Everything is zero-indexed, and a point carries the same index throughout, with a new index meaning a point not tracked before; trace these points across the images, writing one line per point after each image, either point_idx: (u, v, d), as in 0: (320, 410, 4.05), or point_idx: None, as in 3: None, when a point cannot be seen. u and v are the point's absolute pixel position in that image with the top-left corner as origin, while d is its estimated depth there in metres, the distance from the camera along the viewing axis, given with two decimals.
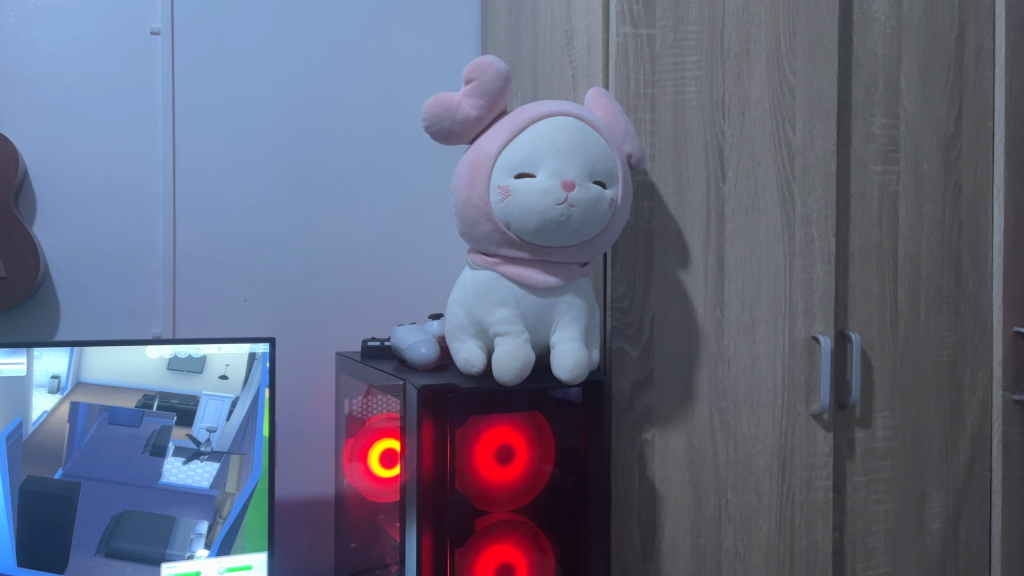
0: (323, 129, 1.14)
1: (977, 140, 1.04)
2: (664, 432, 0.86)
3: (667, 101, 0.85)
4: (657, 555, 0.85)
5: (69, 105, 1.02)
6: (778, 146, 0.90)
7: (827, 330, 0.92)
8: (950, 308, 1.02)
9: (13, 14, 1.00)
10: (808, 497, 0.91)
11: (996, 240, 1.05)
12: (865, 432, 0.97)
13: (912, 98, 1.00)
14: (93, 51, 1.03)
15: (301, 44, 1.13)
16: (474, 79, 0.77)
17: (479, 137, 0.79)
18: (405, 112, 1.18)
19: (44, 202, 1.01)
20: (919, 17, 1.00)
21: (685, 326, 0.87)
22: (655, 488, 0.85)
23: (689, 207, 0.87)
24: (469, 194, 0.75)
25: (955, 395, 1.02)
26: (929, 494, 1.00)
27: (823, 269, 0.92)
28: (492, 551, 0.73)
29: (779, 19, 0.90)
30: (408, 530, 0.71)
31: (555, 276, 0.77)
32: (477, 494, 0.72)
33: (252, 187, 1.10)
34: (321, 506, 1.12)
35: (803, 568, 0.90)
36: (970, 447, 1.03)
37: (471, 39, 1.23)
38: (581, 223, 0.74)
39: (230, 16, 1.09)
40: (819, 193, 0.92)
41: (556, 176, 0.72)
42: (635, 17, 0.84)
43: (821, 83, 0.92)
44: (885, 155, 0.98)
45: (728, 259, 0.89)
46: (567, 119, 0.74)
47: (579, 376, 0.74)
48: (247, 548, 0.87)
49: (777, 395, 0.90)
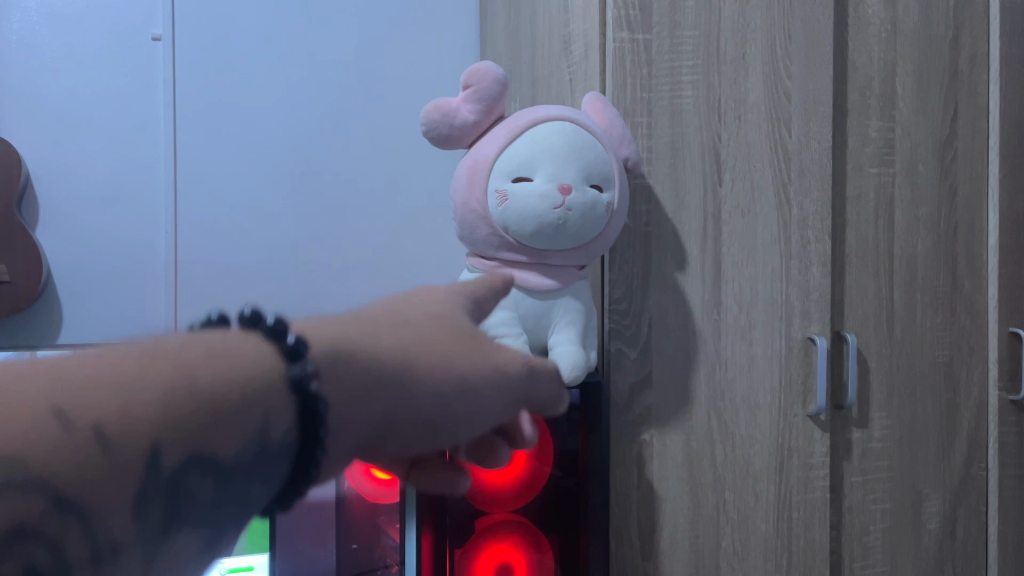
0: (324, 133, 1.15)
1: (973, 142, 1.05)
2: (662, 433, 0.86)
3: (664, 105, 0.86)
4: (656, 555, 0.86)
5: (72, 111, 1.03)
6: (774, 149, 0.91)
7: (823, 331, 0.93)
8: (947, 309, 1.03)
9: (15, 20, 1.00)
10: (805, 497, 0.91)
11: (992, 241, 1.06)
12: (863, 432, 0.97)
13: (907, 100, 1.01)
14: (95, 56, 1.03)
15: (300, 48, 1.14)
16: (473, 85, 0.77)
17: (477, 142, 0.80)
18: (405, 115, 1.19)
19: (46, 207, 1.02)
20: (914, 21, 1.00)
21: (683, 328, 0.87)
22: (655, 489, 0.86)
23: (686, 210, 0.87)
24: (467, 199, 0.76)
25: (953, 395, 1.03)
26: (927, 494, 1.01)
27: (819, 271, 0.93)
28: (491, 551, 0.74)
29: (775, 23, 0.90)
30: (409, 529, 0.72)
31: (553, 279, 0.78)
32: (477, 495, 0.74)
33: (253, 191, 1.11)
34: (322, 506, 1.12)
35: (801, 567, 0.91)
36: (968, 446, 1.04)
37: (468, 44, 1.25)
38: (579, 226, 0.74)
39: (230, 20, 1.10)
40: (814, 195, 0.93)
41: (554, 180, 0.73)
42: (631, 22, 0.84)
43: (817, 86, 0.93)
44: (881, 157, 0.99)
45: (725, 260, 0.89)
46: (564, 123, 0.75)
47: (578, 377, 0.74)
48: (249, 549, 0.87)
49: (774, 395, 0.91)
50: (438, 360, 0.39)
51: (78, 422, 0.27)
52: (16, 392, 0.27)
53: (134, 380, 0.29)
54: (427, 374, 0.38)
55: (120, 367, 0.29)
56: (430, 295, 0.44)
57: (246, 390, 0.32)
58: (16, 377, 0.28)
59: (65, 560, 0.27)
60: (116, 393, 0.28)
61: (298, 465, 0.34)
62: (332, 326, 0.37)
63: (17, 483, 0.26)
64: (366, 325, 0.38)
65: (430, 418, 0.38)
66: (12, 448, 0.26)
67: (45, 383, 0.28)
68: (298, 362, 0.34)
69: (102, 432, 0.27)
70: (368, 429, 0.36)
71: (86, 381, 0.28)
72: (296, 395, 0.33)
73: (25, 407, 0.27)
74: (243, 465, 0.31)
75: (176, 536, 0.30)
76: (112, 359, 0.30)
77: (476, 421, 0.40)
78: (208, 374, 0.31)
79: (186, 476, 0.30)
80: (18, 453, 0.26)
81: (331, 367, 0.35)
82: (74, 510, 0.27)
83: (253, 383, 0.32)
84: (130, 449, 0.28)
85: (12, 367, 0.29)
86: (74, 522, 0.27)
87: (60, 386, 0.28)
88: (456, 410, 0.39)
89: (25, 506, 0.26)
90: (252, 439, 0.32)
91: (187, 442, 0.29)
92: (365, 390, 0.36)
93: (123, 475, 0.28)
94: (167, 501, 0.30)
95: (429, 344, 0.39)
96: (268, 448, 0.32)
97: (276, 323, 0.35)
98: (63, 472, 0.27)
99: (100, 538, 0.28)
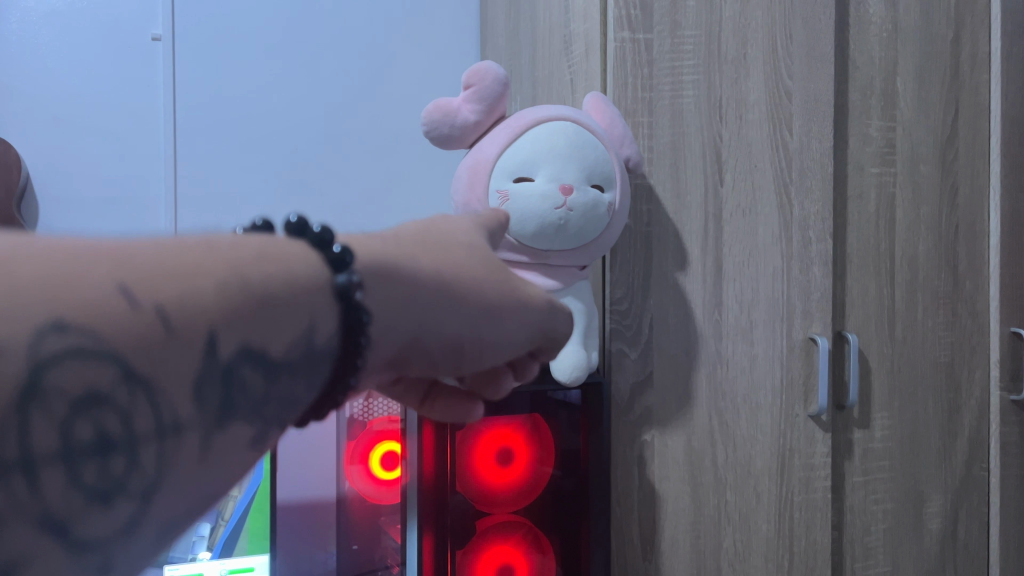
0: (324, 133, 1.15)
1: (974, 142, 1.05)
2: (663, 433, 0.86)
3: (665, 105, 0.86)
4: (657, 556, 0.85)
5: (71, 111, 1.02)
6: (776, 149, 0.91)
7: (824, 331, 0.93)
8: (948, 309, 1.03)
9: (14, 20, 1.00)
10: (806, 498, 0.91)
11: (994, 241, 1.05)
12: (864, 432, 0.97)
13: (908, 100, 1.00)
14: (94, 55, 1.03)
15: (300, 47, 1.14)
16: (473, 84, 0.77)
17: (477, 141, 0.80)
18: (405, 115, 1.19)
19: (45, 206, 1.01)
20: (915, 21, 1.00)
21: (684, 328, 0.87)
22: (655, 489, 0.85)
23: (687, 210, 0.87)
24: (468, 199, 0.76)
25: (954, 395, 1.03)
26: (928, 494, 1.01)
27: (820, 271, 0.93)
28: (493, 552, 0.74)
29: (776, 23, 0.90)
30: (411, 529, 0.73)
31: (554, 279, 0.78)
32: (478, 495, 0.74)
33: (253, 190, 1.11)
34: (322, 507, 1.12)
35: (802, 567, 0.91)
36: (969, 447, 1.04)
37: (469, 44, 1.25)
38: (579, 227, 0.74)
39: (231, 19, 1.10)
40: (815, 195, 0.93)
41: (555, 181, 0.73)
42: (633, 21, 0.84)
43: (818, 86, 0.93)
44: (882, 157, 0.99)
45: (726, 260, 0.89)
46: (565, 123, 0.75)
47: (579, 378, 0.74)
48: (249, 550, 0.87)
49: (776, 395, 0.91)
50: (472, 282, 0.37)
51: (146, 301, 0.25)
52: (81, 263, 0.25)
53: (191, 267, 0.27)
54: (482, 292, 0.37)
55: (177, 252, 0.28)
56: (465, 217, 0.42)
57: (296, 292, 0.31)
58: (75, 249, 0.25)
59: (133, 433, 0.26)
60: (176, 277, 0.27)
61: (338, 370, 0.33)
62: (371, 241, 0.35)
63: (89, 348, 0.24)
64: (408, 245, 0.36)
65: (461, 339, 0.37)
66: (83, 315, 0.24)
67: (109, 260, 0.26)
68: (343, 272, 0.32)
69: (166, 314, 0.26)
70: (401, 343, 0.35)
71: (146, 262, 0.26)
72: (343, 304, 0.32)
73: (90, 283, 0.25)
74: (291, 361, 0.31)
75: (231, 426, 0.29)
76: (167, 245, 0.28)
77: (506, 344, 0.39)
78: (262, 272, 0.29)
79: (242, 369, 0.29)
80: (90, 322, 0.24)
81: (372, 277, 0.33)
82: (145, 383, 0.26)
83: (301, 286, 0.31)
84: (194, 330, 0.26)
85: (53, 240, 0.26)
86: (143, 393, 0.26)
87: (124, 262, 0.26)
88: (486, 336, 0.38)
89: (97, 374, 0.24)
90: (300, 337, 0.31)
91: (245, 330, 0.28)
92: (421, 306, 0.35)
93: (188, 356, 0.27)
94: (224, 389, 0.28)
95: (465, 267, 0.37)
96: (313, 350, 0.31)
97: (323, 231, 0.33)
98: (133, 345, 0.25)
99: (164, 416, 0.26)
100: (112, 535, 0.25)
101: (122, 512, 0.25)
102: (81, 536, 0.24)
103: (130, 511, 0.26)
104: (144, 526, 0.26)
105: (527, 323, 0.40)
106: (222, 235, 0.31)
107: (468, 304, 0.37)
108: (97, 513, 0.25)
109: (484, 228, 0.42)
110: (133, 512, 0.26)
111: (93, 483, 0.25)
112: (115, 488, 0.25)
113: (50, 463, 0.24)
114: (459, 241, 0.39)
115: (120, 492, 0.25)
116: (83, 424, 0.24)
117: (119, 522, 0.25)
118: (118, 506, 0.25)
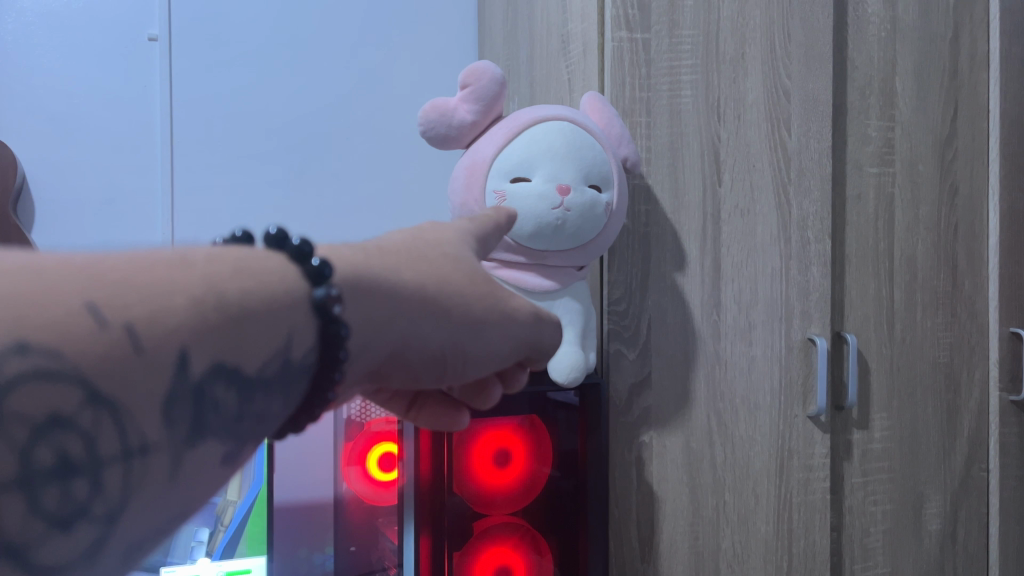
0: (320, 134, 1.14)
1: (973, 141, 1.04)
2: (662, 434, 0.85)
3: (662, 105, 0.86)
4: (656, 557, 0.85)
5: (67, 112, 1.02)
6: (774, 149, 0.90)
7: (823, 331, 0.93)
8: (947, 309, 1.03)
9: (12, 20, 1.00)
10: (806, 499, 0.91)
11: (993, 241, 1.05)
12: (863, 433, 0.97)
13: (907, 100, 1.00)
14: (91, 55, 1.03)
15: (295, 47, 1.13)
16: (471, 84, 0.77)
17: (475, 140, 0.79)
18: (403, 116, 1.19)
19: (42, 207, 1.01)
20: (914, 20, 1.00)
21: (683, 329, 0.87)
22: (654, 490, 0.85)
23: (685, 210, 0.87)
24: (466, 199, 0.76)
25: (953, 396, 1.03)
26: (928, 495, 1.01)
27: (819, 271, 0.93)
28: (490, 553, 0.74)
29: (774, 23, 0.90)
30: (406, 531, 0.72)
31: (552, 280, 0.77)
32: (475, 496, 0.74)
33: (251, 190, 1.11)
34: (320, 507, 1.12)
35: (801, 568, 0.91)
36: (969, 448, 1.03)
37: (466, 44, 1.24)
38: (577, 227, 0.74)
39: (226, 18, 1.09)
40: (814, 195, 0.93)
41: (552, 181, 0.73)
42: (630, 21, 0.84)
43: (816, 85, 0.92)
44: (881, 156, 0.99)
45: (725, 261, 0.89)
46: (561, 123, 0.75)
47: (577, 379, 0.74)
48: (247, 553, 0.87)
49: (774, 396, 0.90)
50: (457, 294, 0.37)
51: (115, 319, 0.25)
52: (49, 282, 0.25)
53: (164, 281, 0.27)
54: (469, 304, 0.37)
55: (151, 267, 0.27)
56: (454, 225, 0.42)
57: (272, 307, 0.30)
58: (43, 264, 0.25)
59: (96, 456, 0.25)
60: (148, 294, 0.26)
61: (316, 385, 0.33)
62: (355, 253, 0.35)
63: (51, 371, 0.24)
64: (391, 256, 0.36)
65: (444, 352, 0.36)
66: (49, 337, 0.24)
67: (77, 278, 0.25)
68: (322, 285, 0.32)
69: (135, 332, 0.25)
70: (381, 356, 0.35)
71: (118, 279, 0.26)
72: (321, 318, 0.32)
73: (58, 300, 0.24)
74: (267, 377, 0.30)
75: (201, 443, 0.28)
76: (140, 259, 0.27)
77: (493, 356, 0.39)
78: (238, 288, 0.29)
79: (213, 387, 0.28)
80: (55, 344, 0.24)
81: (355, 290, 0.33)
82: (110, 404, 0.25)
83: (278, 301, 0.30)
84: (165, 350, 0.26)
85: (28, 254, 0.25)
86: (108, 415, 0.25)
87: (93, 281, 0.25)
88: (469, 348, 0.37)
89: (59, 397, 0.24)
90: (277, 353, 0.30)
91: (219, 348, 0.28)
92: (406, 318, 0.35)
93: (155, 375, 0.26)
94: (194, 408, 0.28)
95: (450, 279, 0.37)
96: (291, 365, 0.31)
97: (301, 243, 0.32)
98: (98, 366, 0.25)
99: (131, 436, 0.26)
100: (74, 560, 0.24)
101: (84, 536, 0.24)
102: (41, 562, 0.24)
103: (94, 533, 0.25)
104: (110, 548, 0.25)
105: (512, 336, 0.39)
106: (199, 247, 0.31)
107: (453, 316, 0.36)
108: (58, 539, 0.24)
109: (473, 236, 0.42)
110: (96, 536, 0.25)
111: (54, 509, 0.24)
112: (78, 512, 0.24)
113: (7, 489, 0.23)
114: (446, 249, 0.39)
115: (82, 516, 0.24)
116: (44, 448, 0.24)
117: (81, 546, 0.25)
118: (81, 531, 0.24)
